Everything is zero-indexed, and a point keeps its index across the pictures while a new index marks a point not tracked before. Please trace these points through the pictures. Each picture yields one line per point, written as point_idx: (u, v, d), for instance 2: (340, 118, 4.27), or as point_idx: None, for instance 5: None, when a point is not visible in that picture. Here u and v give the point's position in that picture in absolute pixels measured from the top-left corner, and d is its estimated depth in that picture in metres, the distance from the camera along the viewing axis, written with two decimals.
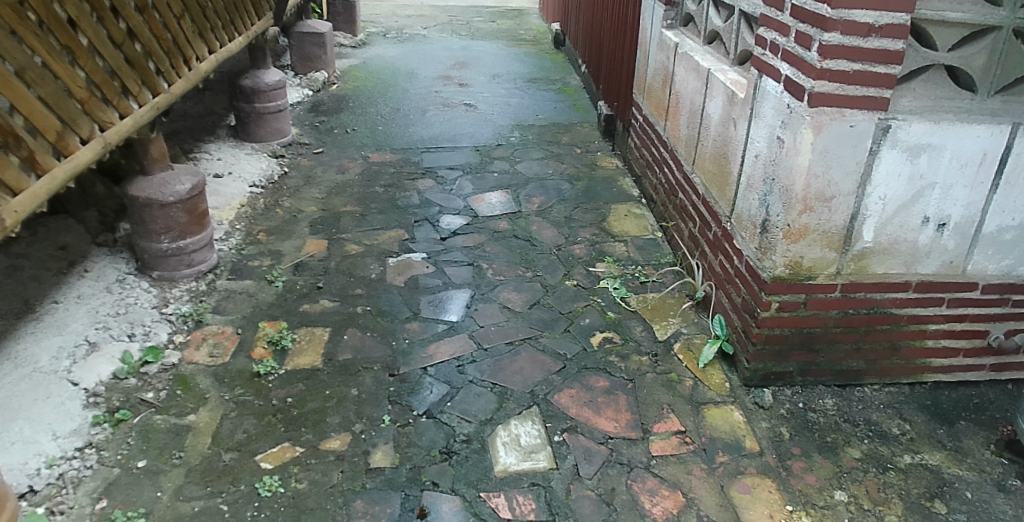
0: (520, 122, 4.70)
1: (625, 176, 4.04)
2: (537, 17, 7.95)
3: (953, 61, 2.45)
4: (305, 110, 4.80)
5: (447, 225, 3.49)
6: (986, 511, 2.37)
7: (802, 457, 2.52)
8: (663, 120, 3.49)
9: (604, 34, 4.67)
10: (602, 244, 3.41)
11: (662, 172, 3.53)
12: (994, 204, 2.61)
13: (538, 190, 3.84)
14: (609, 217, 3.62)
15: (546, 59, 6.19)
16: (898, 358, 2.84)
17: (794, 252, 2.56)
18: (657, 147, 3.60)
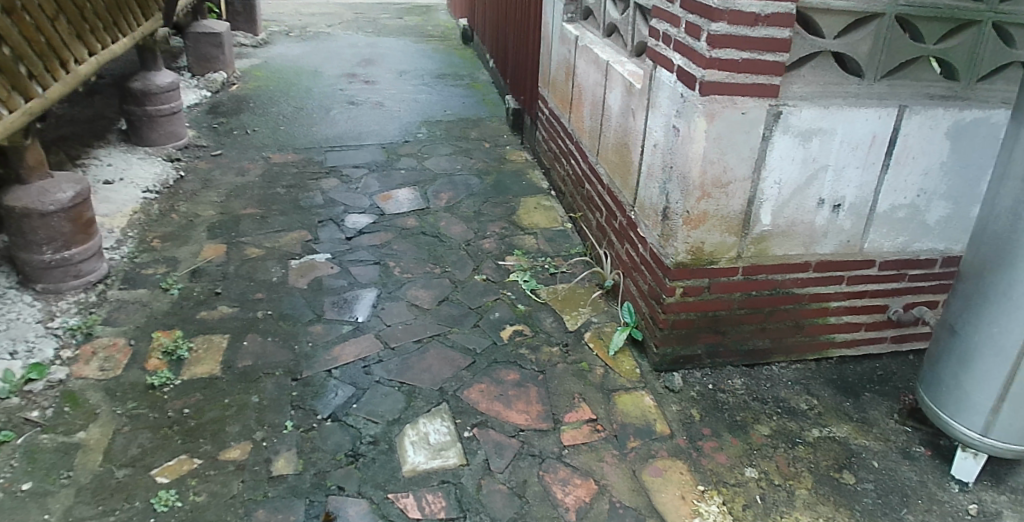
0: (427, 118, 4.67)
1: (534, 169, 4.05)
2: (445, 13, 7.91)
3: (840, 47, 2.52)
4: (204, 111, 4.65)
5: (352, 224, 3.43)
6: (893, 478, 2.57)
7: (713, 437, 2.59)
8: (568, 112, 3.50)
9: (510, 28, 4.66)
10: (511, 237, 3.40)
11: (569, 163, 3.54)
12: (886, 184, 2.70)
13: (446, 185, 3.80)
14: (518, 210, 3.62)
15: (455, 55, 6.17)
16: (804, 336, 2.90)
17: (696, 238, 2.59)
18: (563, 140, 3.61)
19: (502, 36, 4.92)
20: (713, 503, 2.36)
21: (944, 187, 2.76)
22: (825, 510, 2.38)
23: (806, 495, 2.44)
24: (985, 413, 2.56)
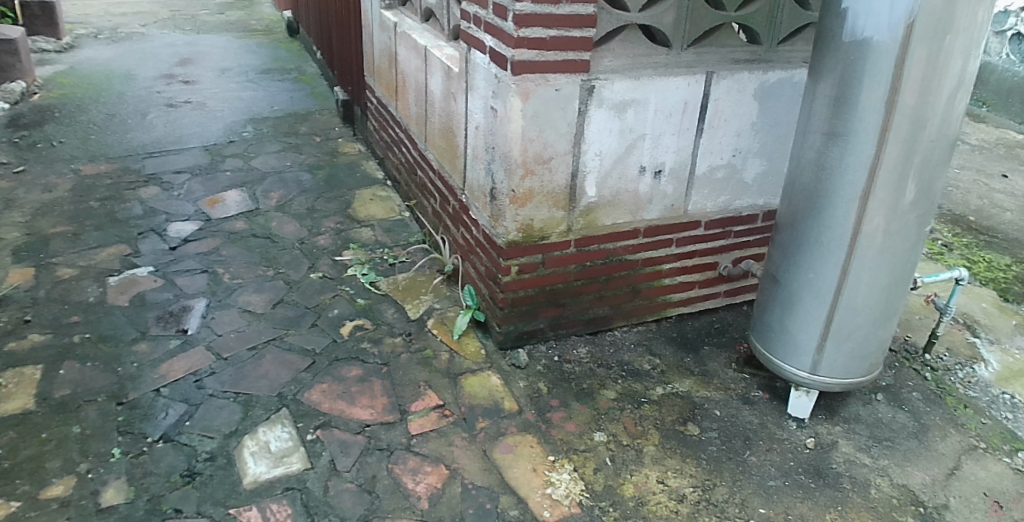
0: (253, 115, 4.58)
1: (367, 160, 4.13)
2: (269, 6, 7.71)
3: (645, 20, 2.56)
4: (1, 125, 4.29)
5: (176, 233, 3.33)
6: (734, 424, 2.73)
7: (561, 407, 2.67)
8: (394, 100, 3.50)
9: (333, 18, 4.62)
10: (346, 231, 3.43)
11: (401, 152, 3.55)
12: (703, 147, 2.81)
13: (276, 184, 3.77)
14: (353, 203, 3.66)
15: (280, 48, 6.05)
16: (641, 299, 3.02)
17: (524, 215, 2.63)
18: (393, 128, 3.61)
19: (327, 27, 4.89)
20: (564, 471, 2.43)
21: (756, 145, 2.91)
22: (673, 464, 2.52)
23: (653, 451, 2.56)
24: (811, 352, 2.76)
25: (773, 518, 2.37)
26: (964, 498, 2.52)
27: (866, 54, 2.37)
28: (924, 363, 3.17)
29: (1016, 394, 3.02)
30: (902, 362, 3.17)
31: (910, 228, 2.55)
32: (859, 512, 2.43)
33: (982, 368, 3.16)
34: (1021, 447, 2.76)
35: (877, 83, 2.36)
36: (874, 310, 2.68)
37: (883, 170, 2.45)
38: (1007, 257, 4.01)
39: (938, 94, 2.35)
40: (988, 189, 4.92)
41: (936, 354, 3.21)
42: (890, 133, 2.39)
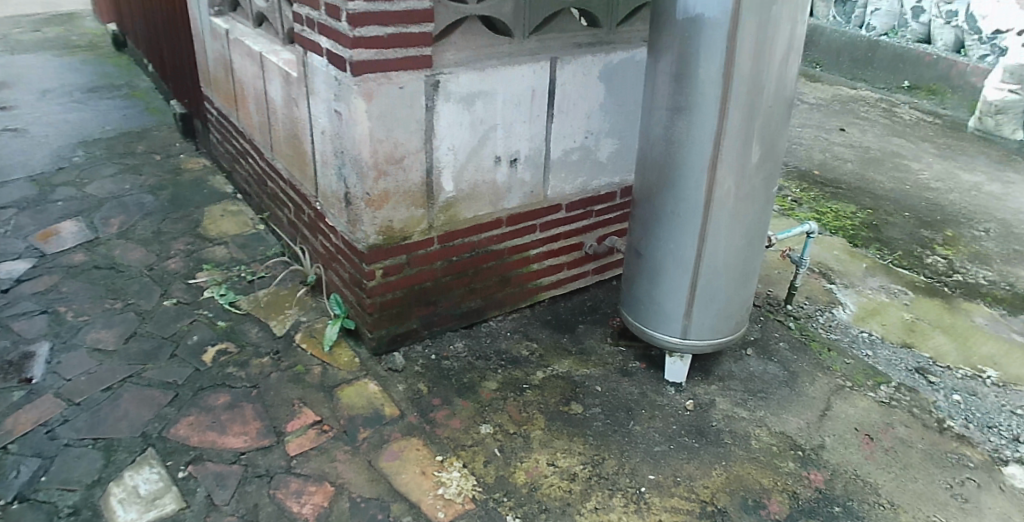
0: (83, 138, 4.28)
1: (213, 173, 3.97)
2: (92, 20, 7.22)
3: (484, 11, 2.53)
4: None
5: (5, 273, 3.07)
6: (616, 396, 2.79)
7: (443, 405, 2.65)
8: (235, 110, 3.39)
9: (162, 30, 4.40)
10: (198, 252, 3.28)
11: (249, 163, 3.45)
12: (555, 132, 2.84)
13: (115, 209, 3.55)
14: (203, 221, 3.52)
15: (109, 64, 5.68)
16: (512, 287, 3.04)
17: (383, 217, 2.59)
18: (237, 138, 3.50)
19: (156, 39, 4.65)
20: (454, 469, 2.42)
21: (607, 125, 2.97)
22: (561, 445, 2.57)
23: (540, 435, 2.59)
24: (680, 319, 2.80)
25: (662, 483, 2.46)
26: (837, 436, 2.71)
27: (698, 28, 2.45)
28: (787, 313, 3.32)
29: (873, 331, 3.24)
30: (767, 315, 3.30)
31: (759, 189, 2.66)
32: (743, 464, 2.56)
33: (840, 311, 3.36)
34: (882, 381, 2.97)
35: (712, 54, 2.45)
36: (735, 271, 2.75)
37: (727, 138, 2.54)
38: (852, 205, 4.31)
39: (771, 60, 2.46)
40: (825, 143, 5.28)
41: (797, 304, 3.38)
42: (730, 100, 2.48)
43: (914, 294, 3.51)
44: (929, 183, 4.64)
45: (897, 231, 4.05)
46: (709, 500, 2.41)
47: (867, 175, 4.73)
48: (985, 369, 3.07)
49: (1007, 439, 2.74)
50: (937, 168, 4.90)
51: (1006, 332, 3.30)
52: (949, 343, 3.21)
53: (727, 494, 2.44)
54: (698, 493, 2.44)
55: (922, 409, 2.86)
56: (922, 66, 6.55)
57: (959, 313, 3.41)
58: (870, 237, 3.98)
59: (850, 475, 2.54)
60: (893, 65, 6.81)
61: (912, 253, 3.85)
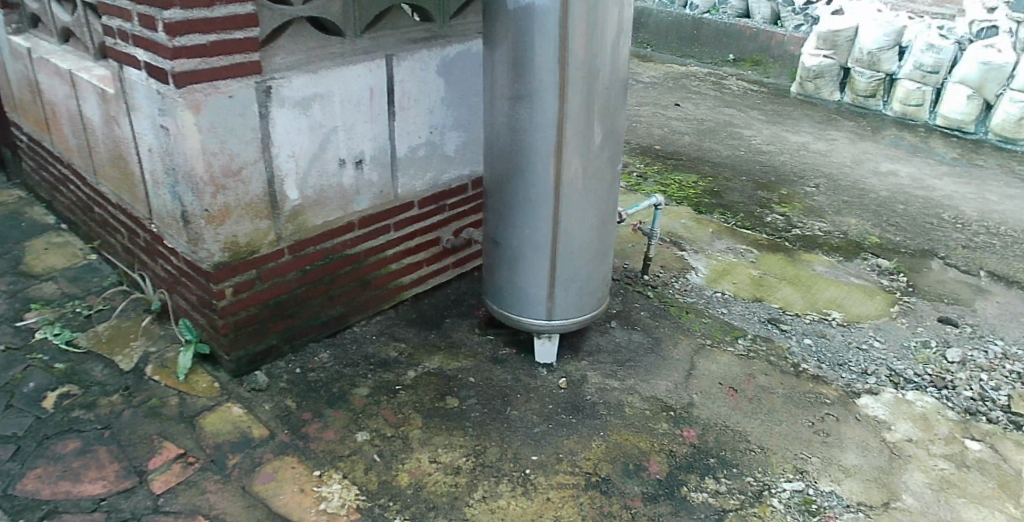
0: None
1: (32, 205, 3.66)
2: None
3: (311, 12, 2.46)
4: None
5: None
6: (490, 384, 2.82)
7: (315, 419, 2.59)
8: (49, 134, 3.15)
9: None
10: (24, 291, 3.02)
11: (72, 189, 3.23)
12: (398, 129, 2.81)
13: None
14: (25, 257, 3.24)
15: None
16: (373, 290, 3.00)
17: (226, 233, 2.48)
18: (56, 164, 3.26)
19: None
20: (334, 482, 2.37)
21: (451, 118, 2.98)
22: (442, 440, 2.57)
23: (419, 434, 2.58)
24: (544, 301, 2.82)
25: (545, 462, 2.53)
26: (704, 393, 2.86)
27: (531, 15, 2.49)
28: (645, 283, 3.46)
29: (726, 290, 3.45)
30: (627, 287, 3.42)
31: (605, 168, 2.72)
32: (621, 432, 2.67)
33: (693, 276, 3.54)
34: (739, 335, 3.17)
35: (546, 40, 2.50)
36: (591, 249, 2.80)
37: (569, 121, 2.59)
38: (693, 175, 4.55)
39: (603, 42, 2.54)
40: (664, 118, 5.55)
41: (653, 273, 3.53)
42: (568, 83, 2.53)
43: (758, 252, 3.77)
44: (760, 147, 5.01)
45: (737, 195, 4.33)
46: (593, 472, 2.51)
47: (704, 145, 5.02)
48: (829, 312, 3.35)
49: (857, 373, 3.02)
50: (767, 132, 5.30)
51: (844, 276, 3.60)
52: (796, 293, 3.46)
53: (609, 463, 2.55)
54: (581, 466, 2.53)
55: (778, 356, 3.07)
56: (744, 38, 7.10)
57: (801, 264, 3.68)
58: (713, 203, 4.22)
59: (720, 427, 2.73)
60: (718, 40, 7.28)
61: (753, 214, 4.12)
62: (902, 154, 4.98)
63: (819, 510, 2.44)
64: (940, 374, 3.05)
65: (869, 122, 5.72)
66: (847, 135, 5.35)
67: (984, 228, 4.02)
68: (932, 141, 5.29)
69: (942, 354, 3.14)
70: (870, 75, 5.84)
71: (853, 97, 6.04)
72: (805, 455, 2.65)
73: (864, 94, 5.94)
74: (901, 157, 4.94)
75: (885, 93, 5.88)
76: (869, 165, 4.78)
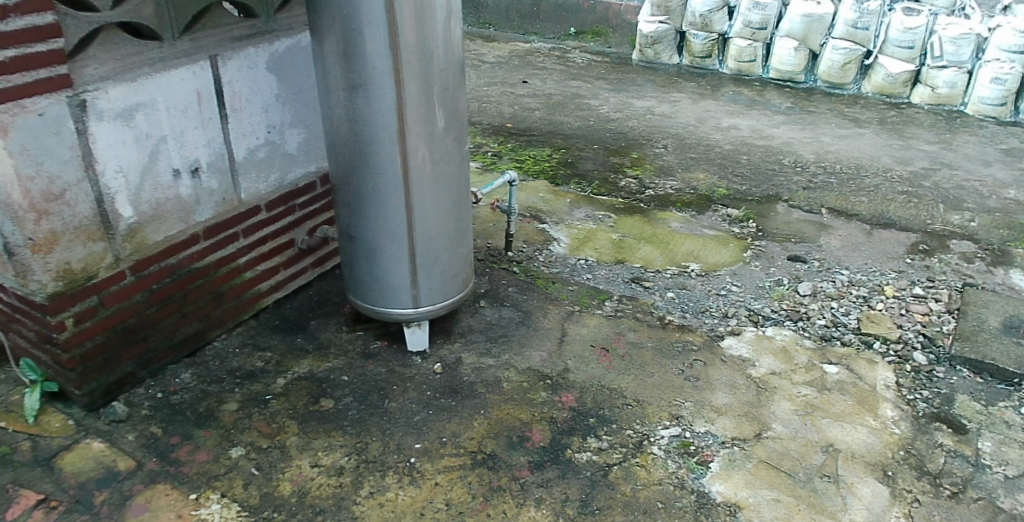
0: None
1: None
2: None
3: (120, 18, 2.31)
4: None
5: None
6: (364, 380, 2.80)
7: (185, 442, 2.49)
8: None
9: None
10: None
11: None
12: (233, 132, 2.74)
13: None
14: None
15: None
16: (229, 301, 2.92)
17: (57, 261, 2.33)
18: None
19: None
20: (213, 502, 2.29)
21: (289, 116, 2.94)
22: (321, 443, 2.53)
23: (296, 440, 2.54)
24: (409, 290, 2.80)
25: (430, 448, 2.54)
26: (578, 357, 2.94)
27: (355, 4, 2.45)
28: (509, 260, 3.50)
29: (589, 256, 3.55)
30: (492, 266, 3.45)
31: (452, 151, 2.73)
32: (501, 407, 2.71)
33: (556, 247, 3.62)
34: (606, 297, 3.27)
35: (375, 27, 2.46)
36: (449, 233, 2.81)
37: (409, 107, 2.57)
38: (546, 149, 4.64)
39: (433, 26, 2.53)
40: (513, 96, 5.62)
41: (517, 249, 3.58)
42: (402, 70, 2.52)
43: (617, 216, 3.89)
44: (608, 116, 5.19)
45: (590, 163, 4.46)
46: (478, 450, 2.55)
47: (554, 119, 5.13)
48: (687, 264, 3.51)
49: (720, 318, 3.18)
50: (614, 101, 5.50)
51: (698, 229, 3.78)
52: (655, 251, 3.60)
53: (492, 439, 2.59)
54: (465, 446, 2.56)
55: (644, 312, 3.20)
56: (582, 11, 7.40)
57: (657, 223, 3.84)
58: (567, 174, 4.32)
59: (596, 388, 2.81)
60: (557, 15, 7.51)
61: (607, 180, 4.25)
62: (740, 109, 5.34)
63: (698, 450, 2.61)
64: (795, 307, 3.27)
65: (709, 82, 6.08)
66: (689, 96, 5.66)
67: (819, 169, 4.39)
68: (767, 94, 5.69)
69: (795, 289, 3.37)
70: (704, 36, 6.37)
71: (691, 59, 6.53)
72: (679, 401, 2.79)
73: (701, 55, 6.45)
74: (740, 112, 5.29)
75: (719, 52, 6.44)
76: (711, 122, 5.09)
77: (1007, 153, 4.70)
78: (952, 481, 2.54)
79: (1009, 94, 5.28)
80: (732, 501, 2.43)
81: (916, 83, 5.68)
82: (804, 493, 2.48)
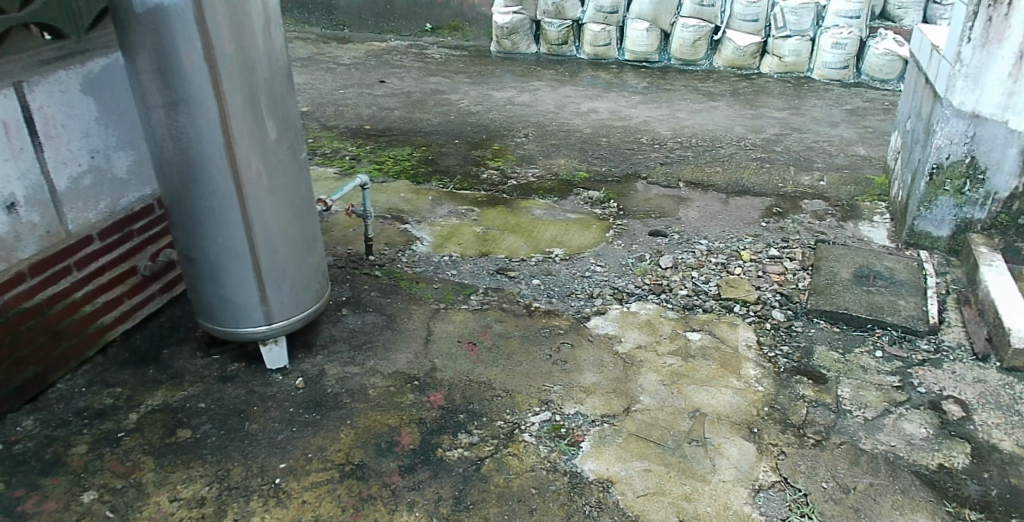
0: None
1: None
2: None
3: None
4: None
5: None
6: (223, 405, 2.71)
7: (30, 494, 2.35)
8: None
9: None
10: None
11: None
12: (51, 162, 2.60)
13: None
14: None
15: None
16: (70, 339, 2.78)
17: None
18: None
19: None
20: None
21: (112, 139, 2.83)
22: (180, 476, 2.43)
23: (153, 475, 2.43)
24: (259, 307, 2.75)
25: (295, 466, 2.47)
26: (445, 355, 2.94)
27: (164, 20, 2.34)
28: (371, 264, 3.46)
29: (453, 253, 3.56)
30: (353, 273, 3.39)
31: (286, 161, 2.69)
32: (367, 415, 2.67)
33: (419, 246, 3.61)
34: (471, 292, 3.29)
35: (189, 43, 2.36)
36: (294, 245, 2.78)
37: (235, 121, 2.50)
38: (406, 148, 4.64)
39: (253, 38, 2.46)
40: (372, 96, 5.60)
41: (378, 252, 3.54)
42: (224, 86, 2.43)
43: (479, 209, 3.95)
44: (469, 109, 5.35)
45: (452, 159, 4.51)
46: (345, 461, 2.49)
47: (415, 117, 5.17)
48: (551, 249, 3.60)
49: (585, 299, 3.26)
50: (473, 94, 5.69)
51: (561, 214, 3.91)
52: (519, 240, 3.67)
53: (360, 448, 2.54)
54: (332, 459, 2.50)
55: (510, 302, 3.23)
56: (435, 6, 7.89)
57: (520, 212, 3.93)
58: (428, 171, 4.35)
59: (464, 383, 2.80)
60: (413, 12, 7.95)
61: (470, 174, 4.33)
62: (598, 92, 5.79)
63: (568, 432, 2.62)
64: (657, 281, 3.39)
65: (567, 69, 6.54)
66: (548, 84, 6.04)
67: (677, 144, 4.77)
68: (625, 76, 6.26)
69: (656, 263, 3.52)
70: (559, 24, 6.96)
71: (549, 47, 7.10)
72: (548, 386, 2.81)
73: (557, 42, 7.03)
74: (598, 96, 5.70)
75: (575, 39, 7.05)
76: (571, 108, 5.40)
77: (851, 113, 5.36)
78: (815, 430, 2.66)
79: (849, 58, 6.17)
80: (604, 477, 2.45)
81: (765, 54, 6.53)
82: (674, 460, 2.53)
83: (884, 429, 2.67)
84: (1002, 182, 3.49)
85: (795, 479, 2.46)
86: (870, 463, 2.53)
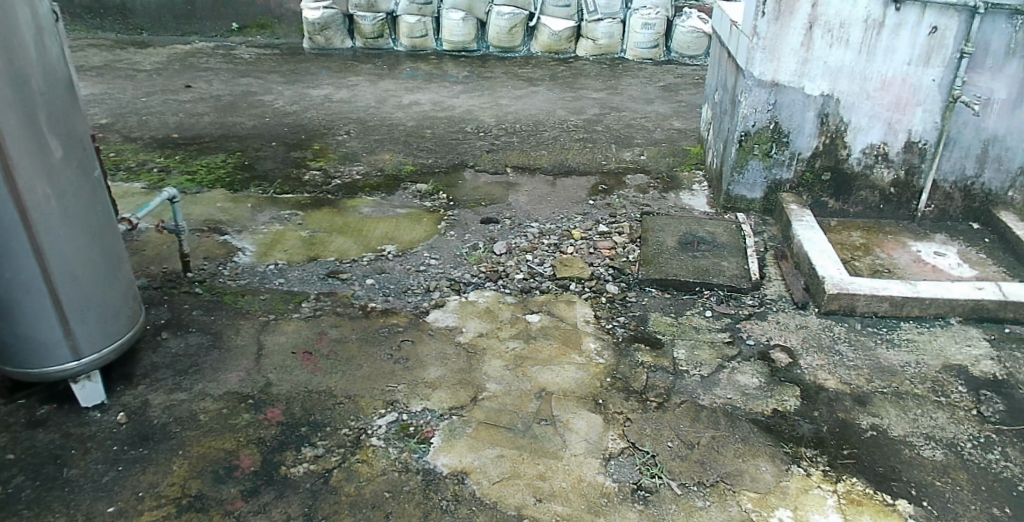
0: None
1: None
2: None
3: None
4: None
5: None
6: (35, 453, 2.46)
7: None
8: None
9: None
10: None
11: None
12: None
13: None
14: None
15: None
16: None
17: None
18: None
19: None
20: None
21: None
22: None
23: None
24: (64, 342, 2.51)
25: (125, 507, 2.28)
26: (279, 368, 2.82)
27: None
28: (192, 282, 3.25)
29: (279, 261, 3.42)
30: (172, 293, 3.18)
31: (76, 182, 2.46)
32: (202, 442, 2.51)
33: (242, 257, 3.44)
34: (302, 299, 3.18)
35: None
36: (95, 271, 2.56)
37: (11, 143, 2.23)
38: (220, 155, 4.40)
39: (23, 49, 2.22)
40: (177, 103, 5.28)
41: (197, 269, 3.34)
42: None
43: (304, 213, 3.83)
44: (285, 109, 5.17)
45: (269, 163, 4.34)
46: (181, 495, 2.32)
47: (227, 121, 4.93)
48: (383, 247, 3.55)
49: (422, 294, 3.24)
50: (289, 94, 5.50)
51: (390, 211, 3.86)
52: (348, 241, 3.59)
53: (196, 478, 2.38)
54: (166, 494, 2.32)
55: (344, 305, 3.15)
56: (243, 6, 7.66)
57: (347, 212, 3.84)
58: (246, 177, 4.16)
59: (303, 395, 2.70)
60: (217, 13, 7.69)
61: (290, 177, 4.18)
62: (420, 84, 5.77)
63: (417, 430, 2.59)
64: (493, 268, 3.43)
65: (387, 62, 6.47)
66: (366, 79, 5.94)
67: (501, 131, 4.84)
68: (445, 67, 6.28)
69: (491, 250, 3.56)
70: (372, 18, 6.88)
71: (365, 42, 6.99)
72: (391, 386, 2.76)
73: (373, 35, 6.92)
74: (420, 87, 5.69)
75: (390, 32, 6.98)
76: (392, 102, 5.35)
77: (665, 89, 5.66)
78: (656, 393, 2.78)
79: (658, 37, 6.64)
80: (459, 470, 2.44)
81: (580, 38, 6.79)
82: (525, 442, 2.55)
83: (719, 384, 2.84)
84: (804, 143, 3.80)
85: (642, 443, 2.56)
86: (709, 417, 2.68)
